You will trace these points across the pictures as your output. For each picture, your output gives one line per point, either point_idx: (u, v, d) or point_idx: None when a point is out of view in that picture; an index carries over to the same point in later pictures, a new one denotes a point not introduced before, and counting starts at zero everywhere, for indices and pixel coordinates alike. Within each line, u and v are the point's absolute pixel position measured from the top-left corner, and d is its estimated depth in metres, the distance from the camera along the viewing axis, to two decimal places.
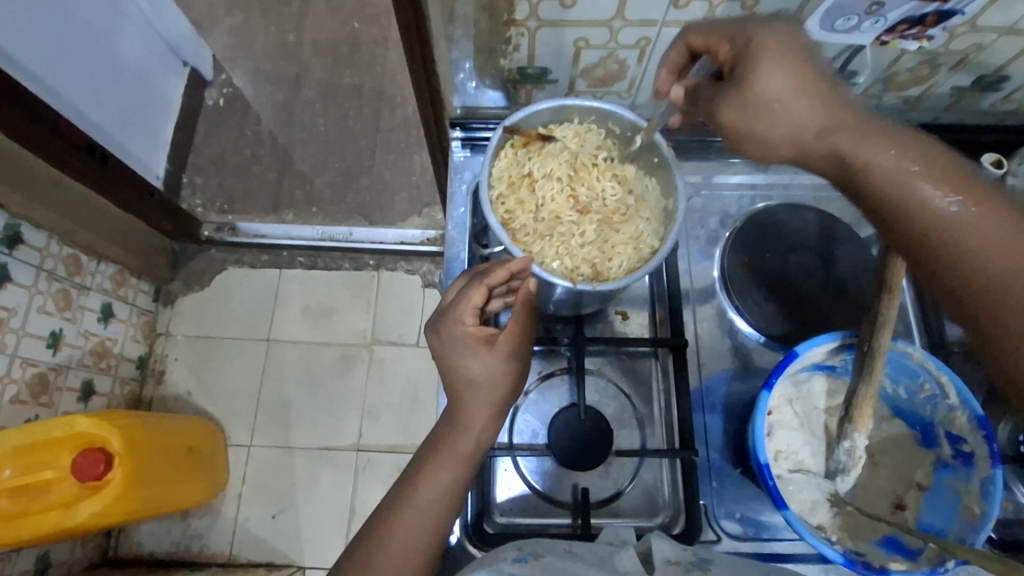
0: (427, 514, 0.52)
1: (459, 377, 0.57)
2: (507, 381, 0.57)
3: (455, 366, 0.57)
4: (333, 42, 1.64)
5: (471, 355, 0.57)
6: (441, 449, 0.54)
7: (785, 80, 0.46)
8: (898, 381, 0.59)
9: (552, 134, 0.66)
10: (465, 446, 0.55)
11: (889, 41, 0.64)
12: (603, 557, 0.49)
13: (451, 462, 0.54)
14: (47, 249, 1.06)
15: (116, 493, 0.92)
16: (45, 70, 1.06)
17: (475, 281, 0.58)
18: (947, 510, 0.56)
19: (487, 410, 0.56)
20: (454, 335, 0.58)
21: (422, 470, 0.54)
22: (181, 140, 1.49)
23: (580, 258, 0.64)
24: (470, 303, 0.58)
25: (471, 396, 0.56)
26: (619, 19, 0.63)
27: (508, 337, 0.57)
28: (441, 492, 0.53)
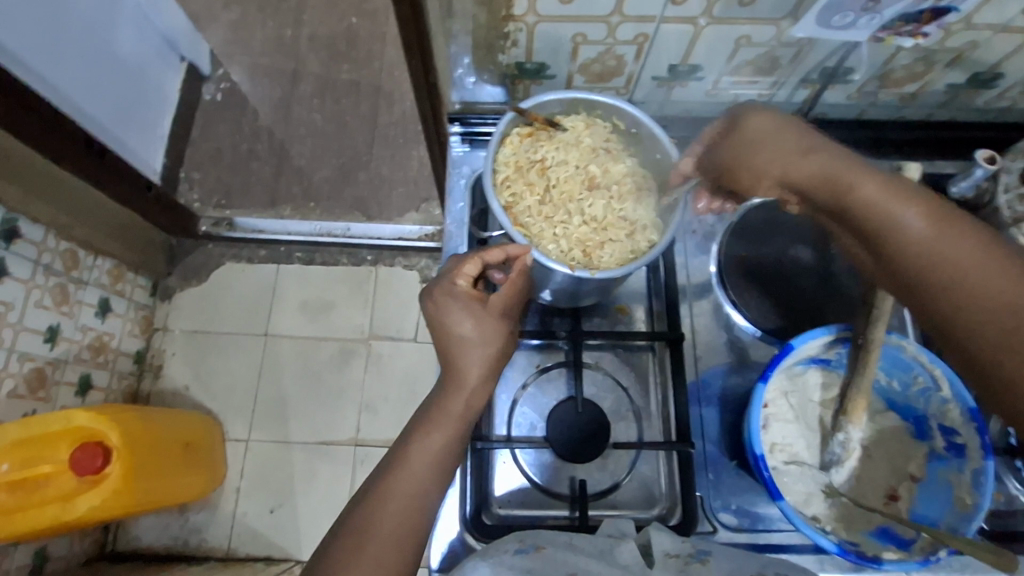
0: (420, 477, 0.52)
1: (451, 337, 0.58)
2: (499, 341, 0.58)
3: (445, 329, 0.58)
4: (330, 37, 1.63)
5: (459, 319, 0.58)
6: (437, 419, 0.55)
7: (778, 135, 0.53)
8: (892, 374, 0.60)
9: (561, 125, 0.66)
10: (455, 406, 0.56)
11: (886, 37, 0.64)
12: (603, 549, 0.50)
13: (443, 421, 0.55)
14: (44, 244, 1.05)
15: (114, 487, 0.92)
16: (42, 63, 1.06)
17: (472, 253, 0.60)
18: (940, 500, 0.57)
19: (481, 368, 0.57)
20: (447, 298, 0.58)
21: (413, 435, 0.54)
22: (178, 135, 1.48)
23: (576, 244, 0.64)
24: (464, 271, 0.60)
25: (461, 355, 0.57)
26: (617, 15, 0.63)
27: (500, 302, 0.59)
28: (433, 455, 0.53)
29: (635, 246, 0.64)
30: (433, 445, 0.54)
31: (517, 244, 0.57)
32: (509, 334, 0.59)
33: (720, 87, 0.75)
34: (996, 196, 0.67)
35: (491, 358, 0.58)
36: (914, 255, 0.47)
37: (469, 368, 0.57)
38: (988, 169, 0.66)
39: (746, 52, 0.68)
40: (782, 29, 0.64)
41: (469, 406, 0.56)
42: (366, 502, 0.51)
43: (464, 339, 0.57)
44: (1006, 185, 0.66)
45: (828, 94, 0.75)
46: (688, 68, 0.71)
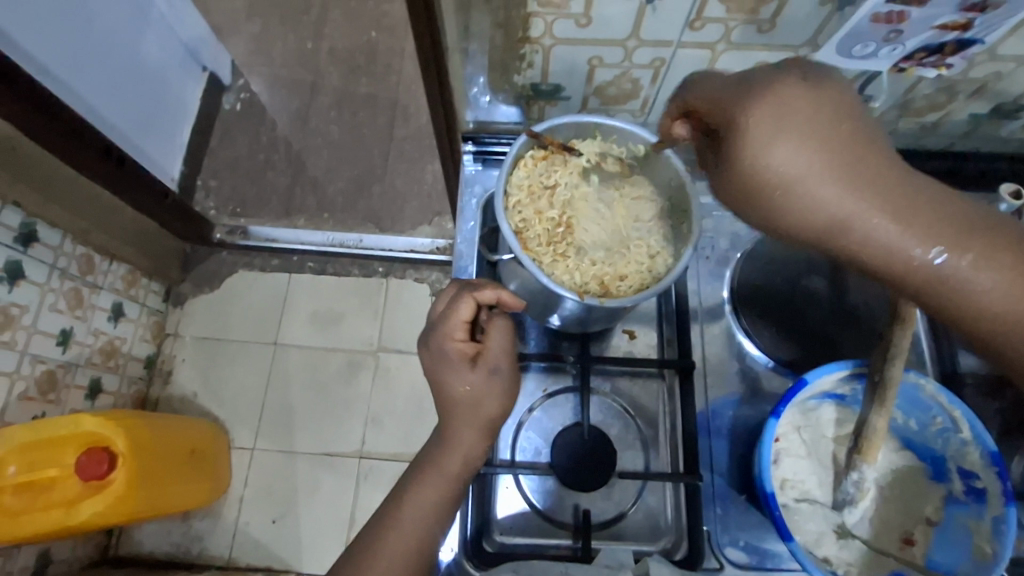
0: (416, 529, 0.53)
1: (445, 395, 0.57)
2: (496, 396, 0.57)
3: (439, 385, 0.57)
4: (350, 51, 1.66)
5: (451, 375, 0.57)
6: (430, 473, 0.55)
7: (813, 159, 0.34)
8: (909, 413, 0.58)
9: (575, 149, 0.65)
10: (451, 464, 0.55)
11: (907, 68, 0.63)
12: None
13: (438, 479, 0.54)
14: (61, 248, 1.07)
15: (118, 493, 0.93)
16: (67, 72, 1.08)
17: (464, 294, 0.58)
18: (957, 549, 0.55)
19: (475, 427, 0.56)
20: (443, 350, 0.58)
21: (408, 488, 0.54)
22: (197, 144, 1.50)
23: (588, 275, 0.63)
24: (459, 320, 0.58)
25: (456, 413, 0.56)
26: (634, 39, 0.63)
27: (496, 358, 0.58)
28: (429, 509, 0.53)
29: (649, 274, 0.63)
30: (428, 501, 0.53)
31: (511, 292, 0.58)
32: (508, 390, 0.57)
33: None
34: None
35: (487, 418, 0.56)
36: (1022, 339, 0.35)
37: (461, 428, 0.56)
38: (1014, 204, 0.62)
39: None
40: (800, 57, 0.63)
41: (464, 462, 0.55)
42: (365, 545, 0.52)
43: (456, 398, 0.56)
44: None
45: None
46: None
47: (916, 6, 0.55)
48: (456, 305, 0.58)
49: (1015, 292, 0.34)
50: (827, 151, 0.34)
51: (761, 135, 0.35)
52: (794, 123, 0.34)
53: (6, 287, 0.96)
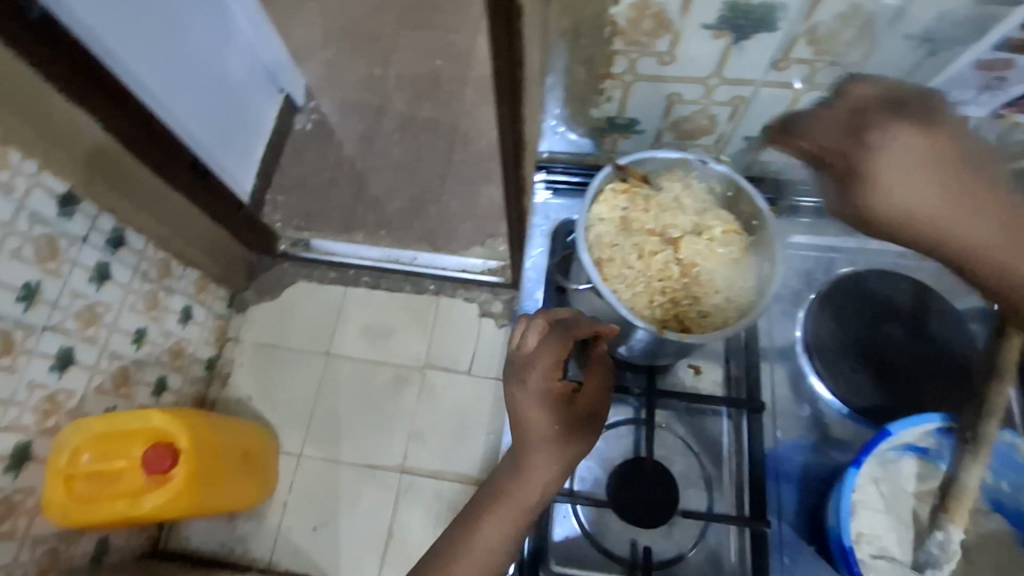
0: (488, 552, 0.57)
1: (532, 430, 0.58)
2: (581, 439, 0.59)
3: (528, 424, 0.58)
4: (416, 77, 1.73)
5: (544, 415, 0.58)
6: (508, 502, 0.58)
7: (920, 184, 0.50)
8: (1001, 475, 0.61)
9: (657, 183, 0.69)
10: (523, 498, 0.58)
11: (1007, 115, 0.62)
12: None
13: (512, 510, 0.58)
14: (144, 252, 1.14)
15: (178, 488, 0.96)
16: (165, 92, 1.17)
17: (561, 334, 0.61)
18: None
19: (557, 467, 0.58)
20: (536, 387, 0.60)
21: (483, 513, 0.58)
22: (270, 160, 1.59)
23: (665, 305, 0.66)
24: (553, 359, 0.60)
25: (544, 451, 0.58)
26: (715, 77, 0.64)
27: (583, 403, 0.60)
28: (499, 538, 0.57)
29: (731, 308, 0.66)
30: (499, 529, 0.57)
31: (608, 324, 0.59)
32: (591, 434, 0.60)
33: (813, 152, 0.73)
34: None
35: (568, 459, 0.59)
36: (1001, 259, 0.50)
37: (543, 464, 0.58)
38: None
39: None
40: None
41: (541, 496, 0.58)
42: (441, 559, 0.58)
43: (544, 433, 0.58)
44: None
45: None
46: None
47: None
48: (551, 345, 0.60)
49: (977, 231, 0.50)
50: (934, 174, 0.50)
51: (888, 176, 0.51)
52: (913, 162, 0.51)
53: (94, 286, 1.02)
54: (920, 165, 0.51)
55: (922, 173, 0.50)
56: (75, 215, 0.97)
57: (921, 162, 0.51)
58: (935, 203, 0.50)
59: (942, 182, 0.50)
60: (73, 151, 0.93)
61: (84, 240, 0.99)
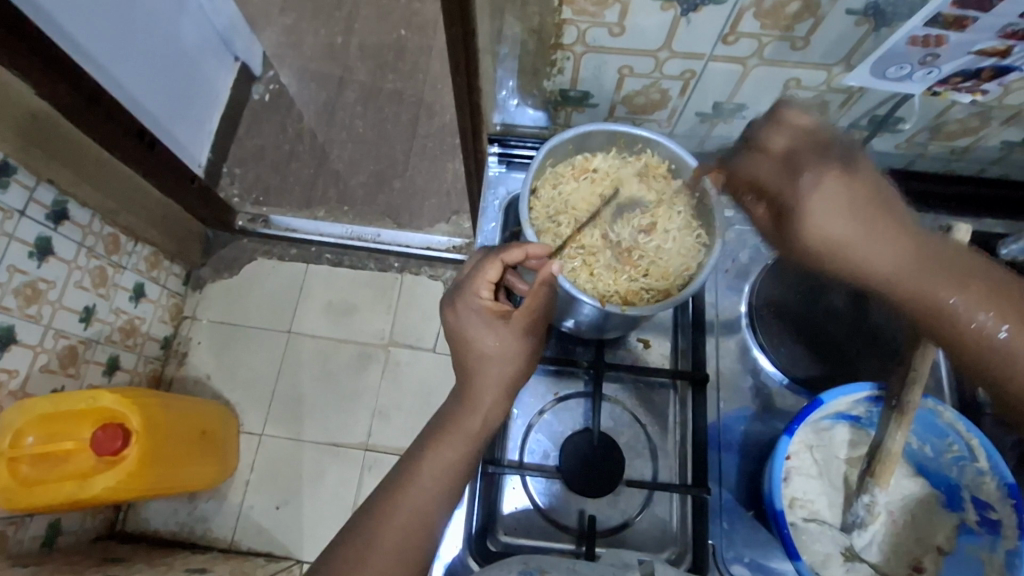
0: (434, 490, 0.53)
1: (474, 351, 0.58)
2: (519, 358, 0.58)
3: (466, 341, 0.59)
4: (378, 47, 1.68)
5: (482, 332, 0.58)
6: (455, 433, 0.56)
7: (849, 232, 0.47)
8: (925, 439, 0.58)
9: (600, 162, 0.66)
10: (471, 425, 0.56)
11: (942, 92, 0.63)
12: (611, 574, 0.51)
13: (458, 438, 0.55)
14: (89, 227, 1.09)
15: (129, 470, 0.94)
16: (107, 57, 1.11)
17: (493, 256, 0.59)
18: None
19: (495, 389, 0.57)
20: (468, 310, 0.59)
21: (427, 450, 0.55)
22: (225, 132, 1.53)
23: (603, 282, 0.63)
24: (486, 280, 0.59)
25: (483, 371, 0.57)
26: (666, 50, 0.63)
27: (522, 316, 0.58)
28: (444, 470, 0.54)
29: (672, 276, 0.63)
30: (446, 457, 0.55)
31: (537, 244, 0.58)
32: (532, 351, 0.59)
33: None
34: None
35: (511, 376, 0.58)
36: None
37: (488, 389, 0.57)
38: None
39: (795, 95, 0.67)
40: (834, 75, 0.63)
41: (485, 425, 0.57)
42: (372, 516, 0.52)
43: (486, 352, 0.58)
44: None
45: (876, 141, 0.73)
46: (733, 106, 0.71)
47: (955, 29, 0.55)
48: (483, 271, 0.59)
49: None
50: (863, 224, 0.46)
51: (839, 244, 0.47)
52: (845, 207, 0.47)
53: (35, 262, 0.98)
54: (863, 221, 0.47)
55: (843, 209, 0.46)
56: (10, 186, 0.92)
57: (835, 196, 0.47)
58: (864, 236, 0.46)
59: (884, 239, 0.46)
60: (5, 119, 0.88)
61: (22, 213, 0.94)
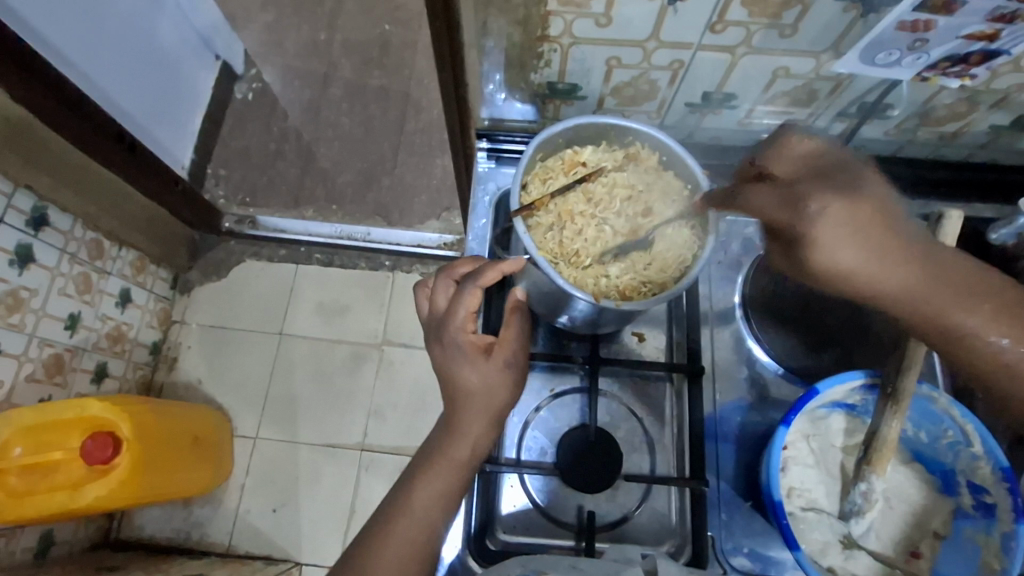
0: (424, 522, 0.54)
1: (458, 387, 0.58)
2: (502, 388, 0.59)
3: (454, 379, 0.58)
4: (363, 43, 1.65)
5: (466, 368, 0.58)
6: (442, 462, 0.56)
7: (858, 260, 0.42)
8: (921, 425, 0.58)
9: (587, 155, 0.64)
10: (456, 454, 0.57)
11: (930, 77, 0.63)
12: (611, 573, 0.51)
13: (445, 467, 0.56)
14: (71, 233, 1.07)
15: (120, 478, 0.92)
16: (84, 59, 1.09)
17: (468, 284, 0.58)
18: (965, 564, 0.54)
19: (482, 421, 0.58)
20: (453, 346, 0.59)
21: (415, 481, 0.56)
22: (208, 132, 1.50)
23: (607, 282, 0.62)
24: (467, 312, 0.59)
25: (471, 404, 0.58)
26: (653, 40, 0.62)
27: (503, 350, 0.60)
28: (435, 501, 0.55)
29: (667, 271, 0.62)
30: (435, 485, 0.55)
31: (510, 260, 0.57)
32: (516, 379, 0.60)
33: (753, 117, 0.73)
34: None
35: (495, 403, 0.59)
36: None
37: (475, 419, 0.58)
38: None
39: (784, 83, 0.67)
40: (822, 63, 0.63)
41: (473, 453, 0.57)
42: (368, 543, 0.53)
43: (470, 387, 0.58)
44: None
45: (864, 129, 0.73)
46: (722, 96, 0.70)
47: (944, 14, 0.54)
48: (463, 303, 0.59)
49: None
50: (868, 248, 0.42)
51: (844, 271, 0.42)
52: (852, 224, 0.41)
53: (16, 270, 0.96)
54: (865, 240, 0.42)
55: (855, 233, 0.41)
56: None
57: (850, 231, 0.41)
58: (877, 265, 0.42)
59: (882, 257, 0.42)
60: None
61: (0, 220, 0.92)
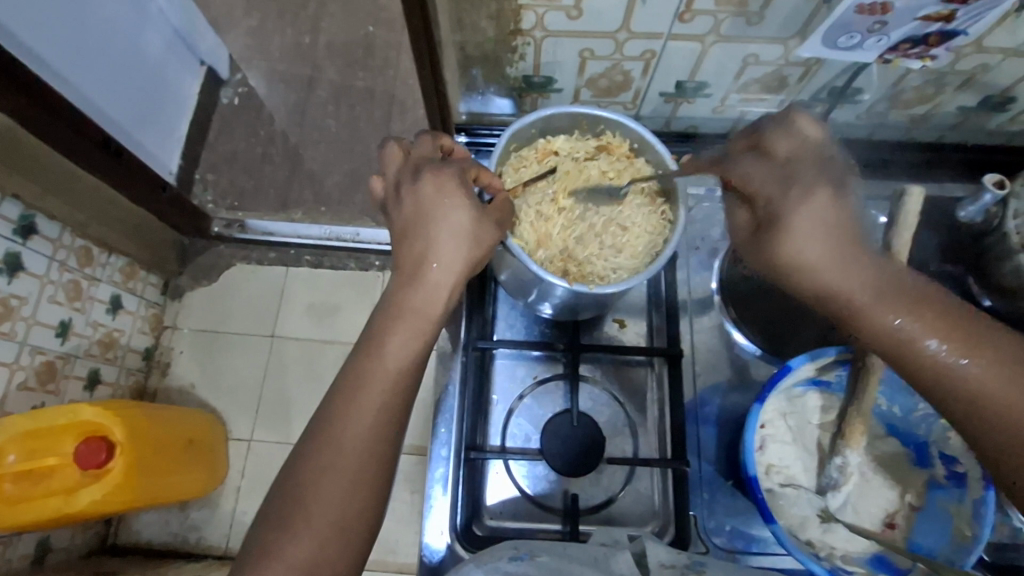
0: (393, 380, 0.51)
1: (445, 225, 0.54)
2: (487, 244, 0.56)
3: (441, 217, 0.54)
4: (347, 45, 1.66)
5: (458, 208, 0.54)
6: (411, 316, 0.52)
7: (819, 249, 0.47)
8: (893, 399, 0.61)
9: (558, 144, 0.66)
10: (424, 305, 0.53)
11: (893, 59, 0.64)
12: (599, 558, 0.52)
13: (414, 320, 0.52)
14: (60, 240, 1.07)
15: (116, 481, 0.93)
16: (68, 67, 1.09)
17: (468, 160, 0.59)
18: (938, 529, 0.57)
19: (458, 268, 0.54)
20: (447, 181, 0.55)
21: (381, 336, 0.52)
22: (195, 137, 1.51)
23: (575, 254, 0.63)
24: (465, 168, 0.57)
25: (450, 248, 0.54)
26: (624, 31, 0.63)
27: (495, 211, 0.57)
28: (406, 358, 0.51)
29: (635, 254, 0.63)
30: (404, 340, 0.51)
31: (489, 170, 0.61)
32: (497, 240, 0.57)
33: (727, 105, 0.75)
34: (1004, 220, 0.63)
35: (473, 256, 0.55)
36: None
37: (452, 259, 0.53)
38: (997, 194, 0.63)
39: (754, 70, 0.68)
40: (789, 48, 0.64)
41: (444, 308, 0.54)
42: (333, 410, 0.49)
43: (461, 226, 0.54)
44: (1016, 211, 0.62)
45: (836, 113, 0.75)
46: (695, 84, 0.71)
47: None
48: (459, 163, 0.58)
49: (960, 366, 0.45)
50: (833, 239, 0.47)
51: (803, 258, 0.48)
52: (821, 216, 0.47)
53: (5, 278, 0.96)
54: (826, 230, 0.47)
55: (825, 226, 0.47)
56: None
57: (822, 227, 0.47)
58: (845, 253, 0.47)
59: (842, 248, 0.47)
60: None
61: None
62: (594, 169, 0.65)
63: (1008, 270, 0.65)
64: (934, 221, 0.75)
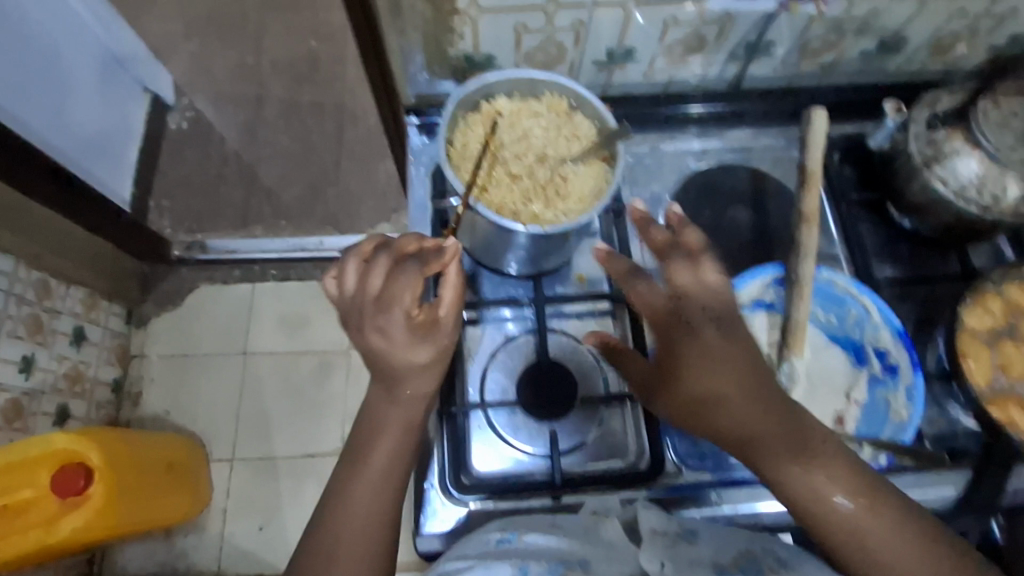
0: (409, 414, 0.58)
1: (403, 362, 0.55)
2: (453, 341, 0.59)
3: (396, 360, 0.55)
4: (292, 61, 1.68)
5: (415, 350, 0.55)
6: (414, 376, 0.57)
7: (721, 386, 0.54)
8: (828, 309, 0.71)
9: (501, 106, 0.70)
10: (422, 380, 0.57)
11: (792, 6, 0.71)
12: (589, 528, 0.57)
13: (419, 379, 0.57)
14: (15, 274, 1.06)
15: (97, 506, 0.92)
16: (7, 98, 1.09)
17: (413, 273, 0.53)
18: (880, 417, 0.68)
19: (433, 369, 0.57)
20: (393, 329, 0.54)
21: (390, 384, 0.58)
22: (146, 165, 1.50)
23: (524, 212, 0.67)
24: (408, 296, 0.54)
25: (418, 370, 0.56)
26: (552, 3, 0.68)
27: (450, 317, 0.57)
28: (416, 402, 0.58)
29: (585, 196, 0.68)
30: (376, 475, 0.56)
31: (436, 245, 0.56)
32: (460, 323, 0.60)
33: (655, 70, 0.81)
34: (907, 143, 0.70)
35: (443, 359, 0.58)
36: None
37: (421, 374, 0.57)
38: (898, 120, 0.72)
39: (675, 32, 0.74)
40: (702, 8, 0.70)
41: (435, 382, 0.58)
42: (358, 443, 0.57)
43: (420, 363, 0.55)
44: (914, 134, 0.69)
45: (754, 68, 0.82)
46: (623, 51, 0.77)
47: None
48: (405, 283, 0.53)
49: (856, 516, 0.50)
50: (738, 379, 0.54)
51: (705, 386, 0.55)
52: (719, 354, 0.55)
53: None
54: (731, 371, 0.54)
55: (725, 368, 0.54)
56: None
57: (725, 360, 0.55)
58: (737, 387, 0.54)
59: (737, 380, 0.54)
60: None
61: None
62: (536, 126, 0.70)
63: (916, 189, 0.72)
64: (851, 158, 0.83)
